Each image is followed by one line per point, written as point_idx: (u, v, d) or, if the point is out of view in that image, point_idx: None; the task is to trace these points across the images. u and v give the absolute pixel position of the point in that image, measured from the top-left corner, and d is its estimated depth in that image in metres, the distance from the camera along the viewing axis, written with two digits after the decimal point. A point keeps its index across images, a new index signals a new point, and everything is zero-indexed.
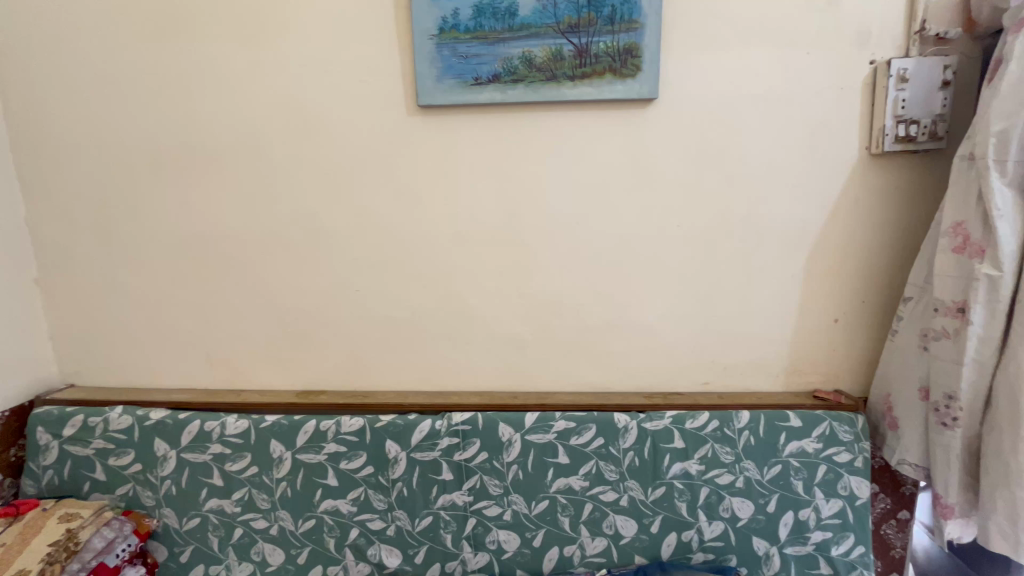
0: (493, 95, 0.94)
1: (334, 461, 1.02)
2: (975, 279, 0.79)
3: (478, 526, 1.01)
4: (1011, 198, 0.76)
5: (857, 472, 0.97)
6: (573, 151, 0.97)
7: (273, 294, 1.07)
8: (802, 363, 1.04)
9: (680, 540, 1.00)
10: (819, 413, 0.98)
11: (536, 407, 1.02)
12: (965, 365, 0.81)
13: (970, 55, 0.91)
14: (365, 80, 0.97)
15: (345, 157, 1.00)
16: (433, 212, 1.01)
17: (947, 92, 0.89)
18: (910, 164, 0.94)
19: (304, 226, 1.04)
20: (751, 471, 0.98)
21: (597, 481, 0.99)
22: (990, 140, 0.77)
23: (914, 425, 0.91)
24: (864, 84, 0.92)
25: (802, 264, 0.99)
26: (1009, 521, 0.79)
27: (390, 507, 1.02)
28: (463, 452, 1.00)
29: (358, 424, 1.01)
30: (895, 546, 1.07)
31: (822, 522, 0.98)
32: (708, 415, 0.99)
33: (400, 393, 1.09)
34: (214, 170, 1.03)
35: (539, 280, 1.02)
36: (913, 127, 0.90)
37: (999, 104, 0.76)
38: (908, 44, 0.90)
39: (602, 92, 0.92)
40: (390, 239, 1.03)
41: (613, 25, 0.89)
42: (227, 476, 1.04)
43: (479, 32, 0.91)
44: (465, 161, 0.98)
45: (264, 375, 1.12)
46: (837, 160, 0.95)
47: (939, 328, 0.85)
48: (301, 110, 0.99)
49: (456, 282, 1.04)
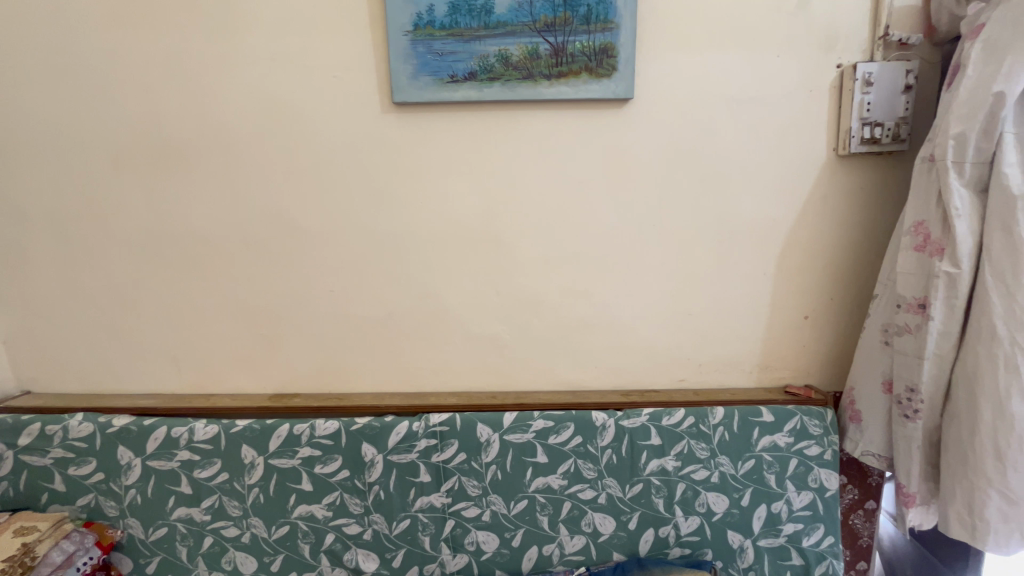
0: (469, 93, 0.93)
1: (308, 466, 0.99)
2: (935, 276, 0.82)
3: (456, 527, 1.01)
4: (968, 198, 0.80)
5: (826, 465, 1.00)
6: (550, 150, 0.97)
7: (244, 295, 1.04)
8: (773, 359, 1.06)
9: (657, 535, 1.01)
10: (790, 408, 1.00)
11: (514, 407, 1.01)
12: (926, 359, 0.84)
13: (930, 60, 0.95)
14: (337, 76, 0.95)
15: (318, 154, 0.98)
16: (409, 210, 0.99)
17: (908, 97, 0.93)
18: (874, 165, 0.97)
19: (276, 225, 1.01)
20: (725, 466, 1.00)
21: (576, 479, 1.00)
22: (949, 142, 0.80)
23: (878, 417, 0.94)
24: (832, 87, 0.95)
25: (774, 262, 1.01)
26: (967, 508, 0.82)
27: (367, 511, 1.00)
28: (441, 453, 0.99)
29: (334, 428, 0.99)
30: (863, 535, 1.11)
31: (793, 515, 1.00)
32: (684, 412, 1.00)
33: (376, 395, 1.07)
34: (181, 167, 0.99)
35: (517, 280, 1.02)
36: (878, 129, 0.92)
37: (958, 108, 0.79)
38: (873, 49, 0.93)
39: (578, 92, 0.92)
40: (365, 238, 1.01)
41: (589, 25, 0.89)
42: (196, 483, 1.01)
43: (454, 30, 0.90)
44: (442, 159, 0.97)
45: (235, 378, 1.08)
46: (807, 160, 0.97)
47: (902, 324, 0.88)
48: (271, 105, 0.96)
49: (433, 281, 1.03)
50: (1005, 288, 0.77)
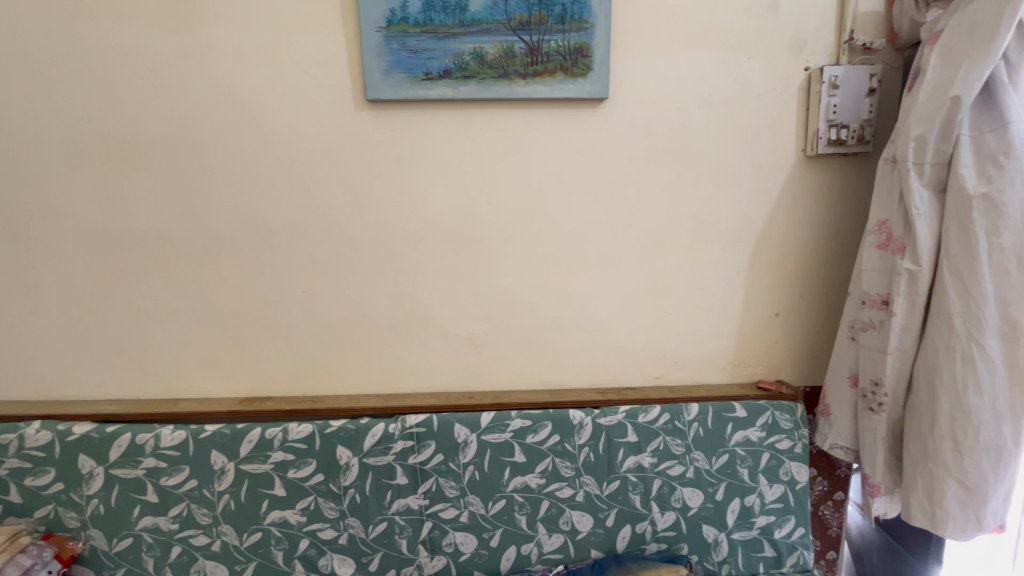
0: (443, 91, 0.92)
1: (281, 470, 0.97)
2: (897, 273, 0.85)
3: (434, 529, 1.00)
4: (928, 198, 0.82)
5: (797, 458, 1.02)
6: (526, 149, 0.96)
7: (213, 296, 1.01)
8: (746, 356, 1.08)
9: (634, 531, 1.02)
10: (762, 404, 1.02)
11: (491, 406, 1.01)
12: (889, 353, 0.87)
13: (892, 65, 0.98)
14: (309, 73, 0.93)
15: (289, 152, 0.95)
16: (383, 209, 0.98)
17: (872, 99, 0.95)
18: (841, 166, 1.00)
19: (246, 224, 0.98)
20: (700, 462, 1.01)
21: (553, 478, 1.00)
22: (910, 144, 0.82)
23: (845, 411, 0.97)
24: (800, 89, 0.97)
25: (746, 261, 1.03)
26: (928, 497, 0.85)
27: (343, 515, 0.99)
28: (418, 455, 0.98)
29: (307, 431, 0.97)
30: (832, 525, 1.15)
31: (766, 507, 1.03)
32: (660, 409, 1.01)
33: (351, 397, 1.05)
34: (144, 164, 0.96)
35: (494, 279, 1.02)
36: (844, 131, 0.95)
37: (918, 111, 0.82)
38: (838, 53, 0.96)
39: (554, 91, 0.92)
40: (339, 237, 0.99)
41: (564, 24, 0.90)
42: (163, 491, 0.98)
43: (428, 26, 0.89)
44: (417, 157, 0.96)
45: (204, 382, 1.05)
46: (777, 160, 1.00)
47: (867, 320, 0.91)
48: (240, 101, 0.94)
49: (409, 281, 1.01)
50: (962, 285, 0.80)
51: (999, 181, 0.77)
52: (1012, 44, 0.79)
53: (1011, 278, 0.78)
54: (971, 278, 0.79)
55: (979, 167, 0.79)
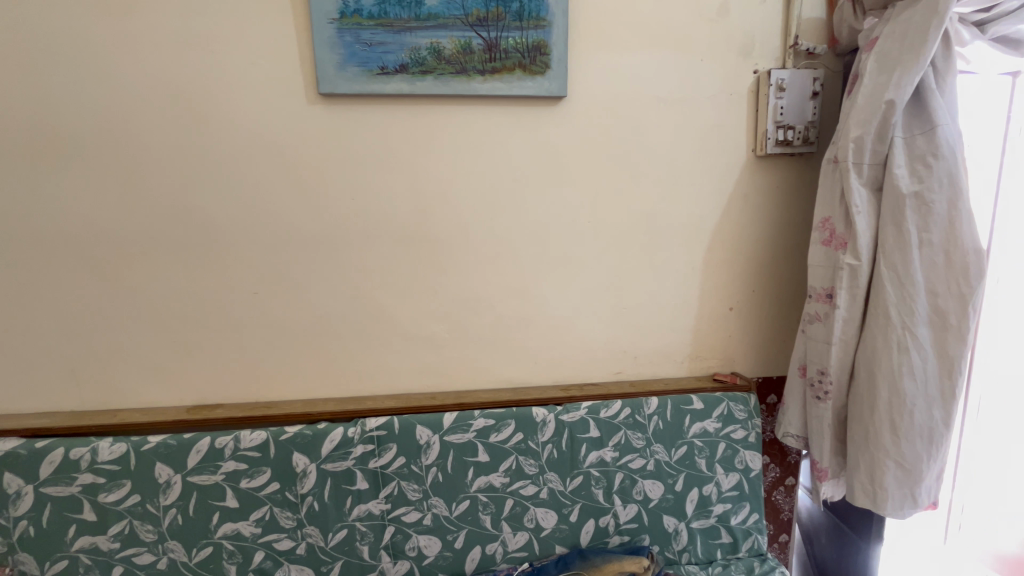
0: (400, 87, 0.90)
1: (233, 480, 0.93)
2: (840, 268, 0.89)
3: (396, 534, 0.98)
4: (866, 197, 0.87)
5: (750, 446, 1.06)
6: (484, 146, 0.96)
7: (155, 300, 0.96)
8: (702, 349, 1.12)
9: (597, 525, 1.03)
10: (718, 395, 1.06)
11: (454, 406, 1.00)
12: (833, 344, 0.92)
13: (833, 69, 1.03)
14: (256, 64, 0.89)
15: (237, 146, 0.91)
16: (339, 207, 0.95)
17: (815, 102, 1.00)
18: (788, 165, 1.05)
19: (191, 222, 0.93)
20: (660, 454, 1.04)
21: (517, 476, 0.99)
22: (850, 145, 0.86)
23: (795, 400, 1.01)
24: (750, 91, 1.01)
25: (702, 257, 1.06)
26: (870, 478, 0.90)
27: (300, 524, 0.95)
28: (379, 459, 0.96)
29: (261, 438, 0.93)
30: (784, 509, 1.20)
31: (722, 495, 1.06)
32: (621, 403, 1.03)
33: (308, 402, 1.01)
34: (74, 158, 0.89)
35: (454, 278, 1.01)
36: (790, 132, 0.99)
37: (856, 114, 0.86)
38: (784, 57, 1.00)
39: (513, 88, 0.92)
40: (293, 236, 0.95)
41: (522, 21, 0.89)
42: (102, 509, 0.91)
43: (383, 19, 0.87)
44: (373, 153, 0.94)
45: (148, 391, 0.99)
46: (729, 159, 1.03)
47: (813, 313, 0.96)
48: (181, 92, 0.88)
49: (367, 281, 0.99)
50: (897, 278, 0.85)
51: (928, 180, 0.83)
52: (938, 53, 0.84)
53: (940, 271, 0.84)
54: (904, 271, 0.84)
55: (911, 167, 0.84)
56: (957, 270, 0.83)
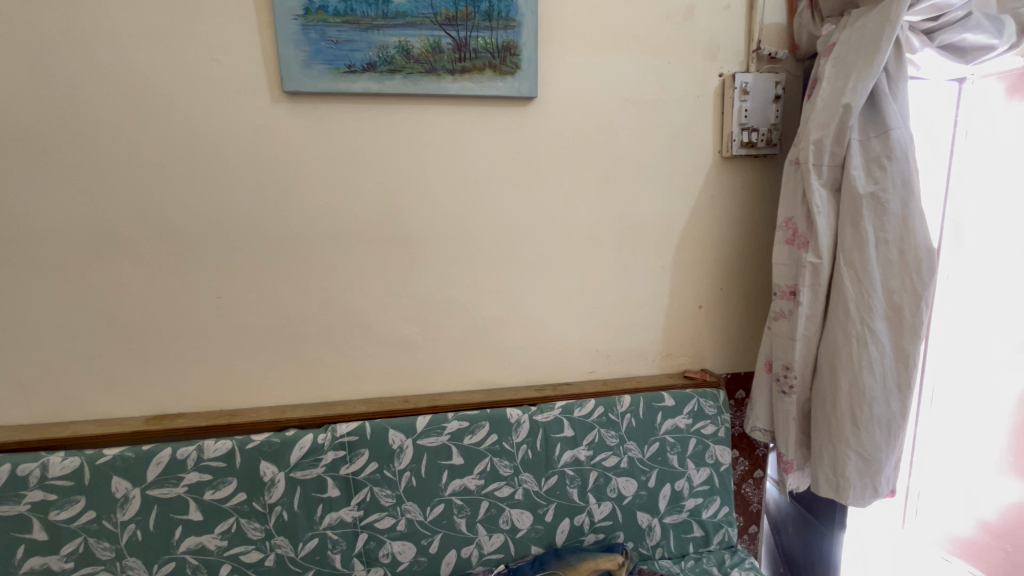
0: (368, 85, 0.88)
1: (196, 492, 0.89)
2: (803, 266, 0.92)
3: (369, 541, 0.96)
4: (826, 197, 0.90)
5: (720, 441, 1.09)
6: (455, 146, 0.95)
7: (111, 306, 0.91)
8: (673, 347, 1.14)
9: (573, 524, 1.03)
10: (689, 392, 1.08)
11: (427, 409, 0.99)
12: (797, 340, 0.95)
13: (794, 73, 1.06)
14: (216, 60, 0.86)
15: (197, 146, 0.88)
16: (306, 207, 0.93)
17: (777, 105, 1.03)
18: (752, 167, 1.07)
19: (149, 224, 0.89)
20: (633, 451, 1.05)
21: (492, 478, 0.99)
22: (810, 147, 0.89)
23: (762, 395, 1.04)
24: (715, 94, 1.03)
25: (672, 256, 1.08)
26: (833, 469, 0.93)
27: (269, 534, 0.92)
28: (351, 465, 0.94)
29: (226, 448, 0.90)
30: (753, 501, 1.24)
31: (694, 490, 1.08)
32: (594, 402, 1.04)
33: (276, 409, 0.99)
34: (18, 157, 0.84)
35: (427, 280, 1.00)
36: (754, 134, 1.02)
37: (816, 117, 0.89)
38: (748, 61, 1.03)
39: (483, 88, 0.92)
40: (259, 238, 0.92)
41: (492, 21, 0.89)
42: (53, 527, 0.86)
43: (350, 17, 0.85)
44: (340, 153, 0.92)
45: (104, 401, 0.95)
46: (696, 161, 1.05)
47: (778, 310, 0.99)
48: (136, 88, 0.84)
49: (336, 284, 0.97)
50: (855, 276, 0.88)
51: (883, 181, 0.86)
52: (890, 59, 0.88)
53: (894, 268, 0.88)
54: (862, 269, 0.88)
55: (867, 168, 0.88)
56: (911, 267, 0.87)
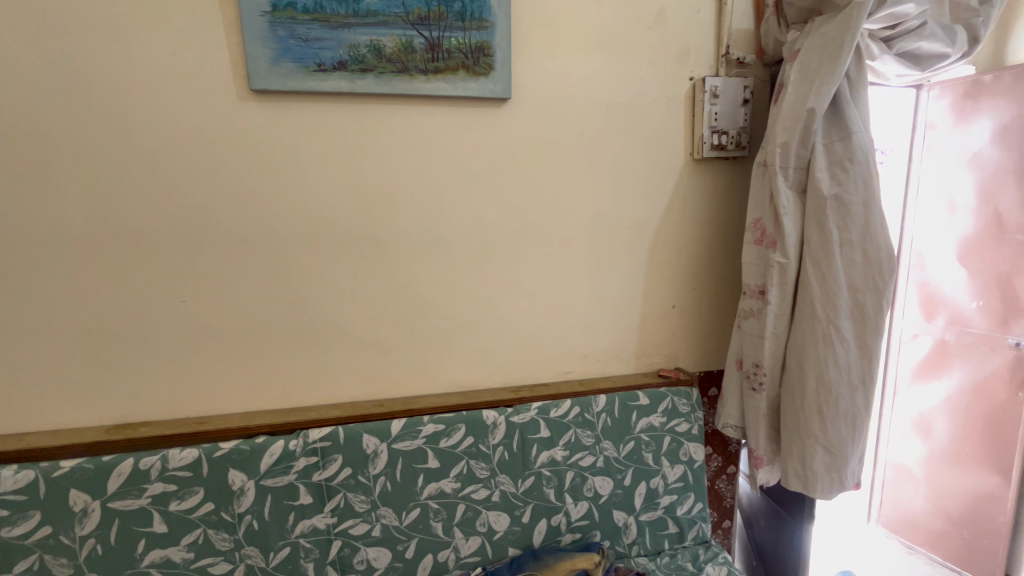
0: (339, 84, 0.87)
1: (161, 503, 0.86)
2: (771, 266, 0.95)
3: (343, 548, 0.94)
4: (792, 199, 0.93)
5: (694, 438, 1.11)
6: (428, 146, 0.94)
7: (66, 312, 0.87)
8: (647, 346, 1.15)
9: (550, 525, 1.03)
10: (663, 390, 1.09)
11: (402, 412, 0.98)
12: (766, 338, 0.97)
13: (761, 78, 1.09)
14: (178, 56, 0.83)
15: (158, 145, 0.85)
16: (275, 208, 0.91)
17: (746, 109, 1.06)
18: (722, 169, 1.10)
19: (109, 226, 0.86)
20: (609, 450, 1.06)
21: (469, 481, 0.98)
22: (776, 150, 0.92)
23: (733, 392, 1.07)
24: (686, 97, 1.05)
25: (646, 257, 1.10)
26: (801, 463, 0.95)
27: (238, 545, 0.90)
28: (323, 471, 0.92)
29: (192, 457, 0.87)
30: (726, 496, 1.26)
31: (669, 487, 1.09)
32: (570, 403, 1.04)
33: (244, 415, 0.96)
34: None
35: (401, 282, 0.98)
36: (724, 137, 1.04)
37: (781, 121, 0.92)
38: (717, 65, 1.05)
39: (456, 88, 0.91)
40: (227, 240, 0.90)
41: (464, 22, 0.89)
42: (4, 545, 0.82)
43: (319, 14, 0.84)
44: (310, 152, 0.90)
45: (59, 411, 0.90)
46: (668, 162, 1.07)
47: (747, 309, 1.01)
48: (91, 84, 0.81)
49: (308, 286, 0.95)
50: (820, 275, 0.91)
51: (846, 184, 0.89)
52: (852, 66, 0.91)
53: (858, 268, 0.90)
54: (827, 268, 0.90)
55: (831, 171, 0.90)
56: (873, 266, 0.89)
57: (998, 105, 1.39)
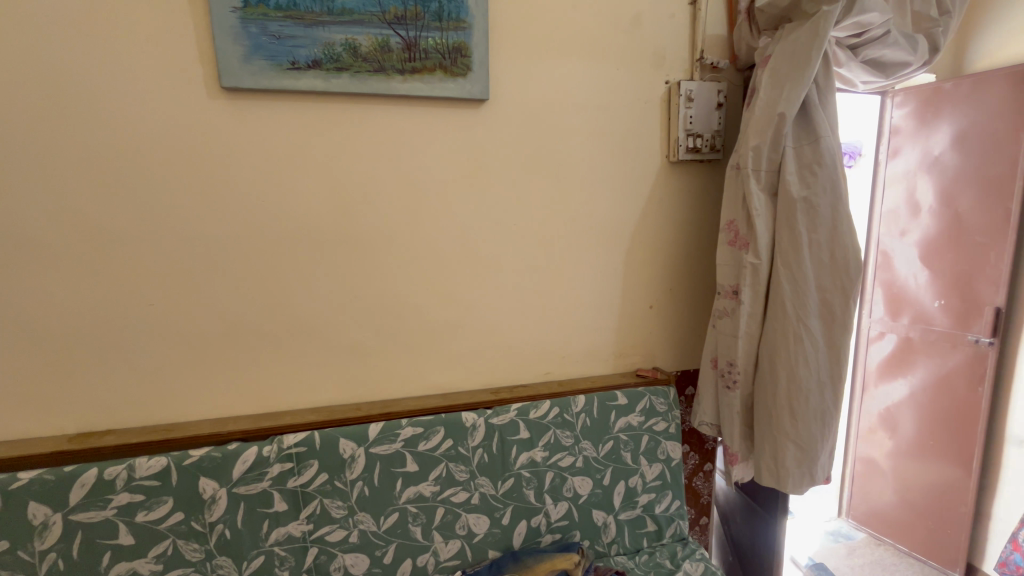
0: (313, 83, 0.85)
1: (128, 514, 0.83)
2: (744, 266, 0.97)
3: (320, 555, 0.91)
4: (764, 201, 0.95)
5: (671, 437, 1.12)
6: (405, 147, 0.93)
7: (22, 316, 0.83)
8: (625, 346, 1.16)
9: (530, 526, 1.03)
10: (641, 390, 1.11)
11: (380, 416, 0.97)
12: (740, 337, 0.99)
13: (735, 83, 1.12)
14: (144, 51, 0.80)
15: (124, 143, 0.82)
16: (247, 209, 0.88)
17: (719, 113, 1.08)
18: (697, 171, 1.12)
19: (70, 226, 0.82)
20: (588, 450, 1.06)
21: (448, 483, 0.98)
22: (749, 154, 0.94)
23: (709, 390, 1.09)
24: (662, 101, 1.07)
25: (623, 257, 1.11)
26: (774, 459, 0.97)
27: (209, 555, 0.87)
28: (298, 477, 0.90)
29: (160, 465, 0.84)
30: (703, 493, 1.29)
31: (647, 486, 1.11)
32: (549, 404, 1.05)
33: (216, 421, 0.93)
34: None
35: (378, 284, 0.97)
36: (699, 140, 1.06)
37: (753, 125, 0.94)
38: (692, 70, 1.07)
39: (434, 89, 0.91)
40: (197, 241, 0.87)
41: (442, 22, 0.88)
42: None
43: (293, 11, 0.82)
44: (284, 152, 0.88)
45: (14, 421, 0.85)
46: (645, 164, 1.08)
47: (722, 309, 1.03)
48: (50, 78, 0.78)
49: (283, 289, 0.93)
50: (791, 275, 0.93)
51: (815, 187, 0.91)
52: (820, 73, 0.93)
53: (827, 268, 0.93)
54: (798, 269, 0.93)
55: (800, 174, 0.93)
56: (840, 267, 0.92)
57: (957, 111, 1.45)
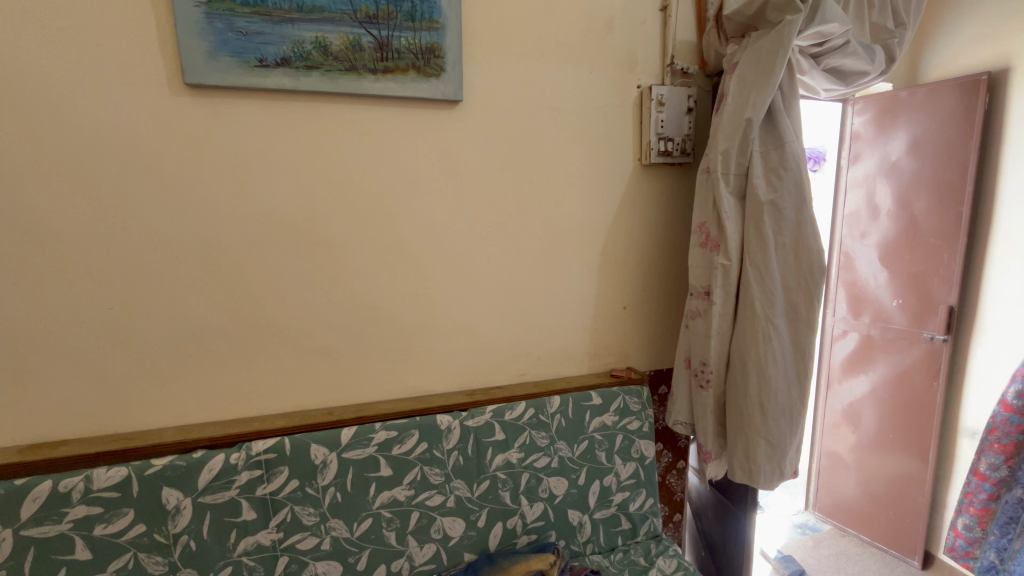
0: (282, 81, 0.84)
1: (85, 528, 0.79)
2: (715, 268, 0.99)
3: (291, 564, 0.89)
4: (733, 203, 0.97)
5: (645, 436, 1.14)
6: (378, 147, 0.92)
7: None
8: (600, 347, 1.17)
9: (505, 527, 1.03)
10: (615, 390, 1.12)
11: (353, 420, 0.95)
12: (711, 336, 1.01)
13: (704, 88, 1.14)
14: (101, 44, 0.77)
15: (80, 140, 0.78)
16: (213, 209, 0.86)
17: (689, 117, 1.10)
18: (668, 174, 1.14)
19: (21, 226, 0.78)
20: (563, 451, 1.07)
21: (422, 487, 0.97)
22: (718, 157, 0.96)
23: (682, 389, 1.11)
24: (634, 104, 1.08)
25: (597, 259, 1.12)
26: (745, 455, 0.99)
27: (172, 568, 0.83)
28: (268, 485, 0.88)
29: (120, 476, 0.80)
30: (676, 490, 1.31)
31: (621, 484, 1.12)
32: (525, 405, 1.05)
33: (180, 429, 0.90)
34: None
35: (351, 286, 0.96)
36: (670, 143, 1.08)
37: (722, 129, 0.96)
38: (663, 75, 1.09)
39: (406, 89, 0.90)
40: (160, 243, 0.84)
41: (414, 22, 0.88)
42: None
43: (261, 7, 0.80)
44: (252, 151, 0.86)
45: None
46: (618, 167, 1.09)
47: (694, 309, 1.05)
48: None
49: (251, 291, 0.91)
50: (759, 276, 0.96)
51: (781, 190, 0.94)
52: (785, 79, 0.96)
53: (792, 269, 0.96)
54: (765, 269, 0.95)
55: (767, 178, 0.95)
56: (804, 268, 0.95)
57: (912, 119, 1.53)
